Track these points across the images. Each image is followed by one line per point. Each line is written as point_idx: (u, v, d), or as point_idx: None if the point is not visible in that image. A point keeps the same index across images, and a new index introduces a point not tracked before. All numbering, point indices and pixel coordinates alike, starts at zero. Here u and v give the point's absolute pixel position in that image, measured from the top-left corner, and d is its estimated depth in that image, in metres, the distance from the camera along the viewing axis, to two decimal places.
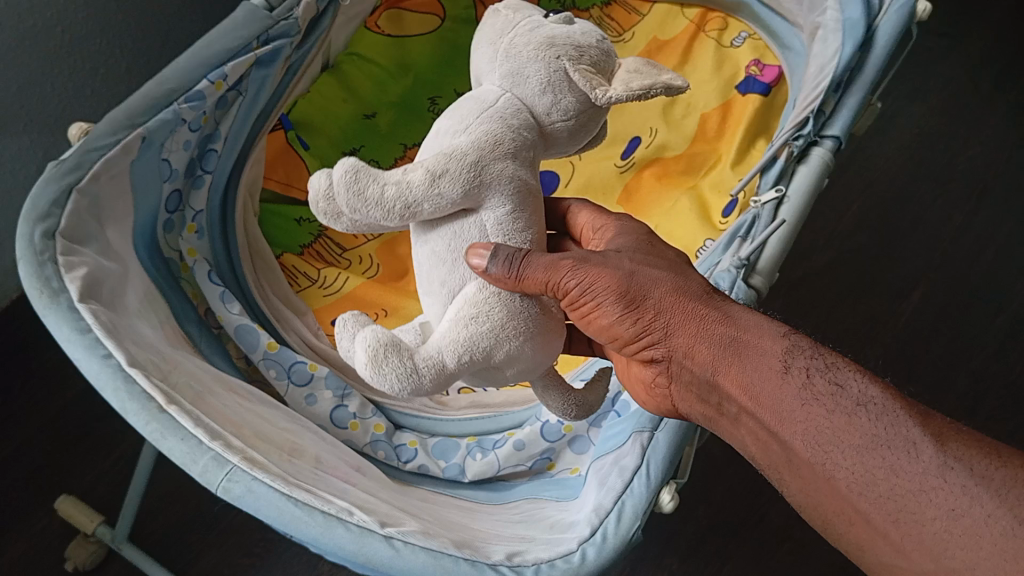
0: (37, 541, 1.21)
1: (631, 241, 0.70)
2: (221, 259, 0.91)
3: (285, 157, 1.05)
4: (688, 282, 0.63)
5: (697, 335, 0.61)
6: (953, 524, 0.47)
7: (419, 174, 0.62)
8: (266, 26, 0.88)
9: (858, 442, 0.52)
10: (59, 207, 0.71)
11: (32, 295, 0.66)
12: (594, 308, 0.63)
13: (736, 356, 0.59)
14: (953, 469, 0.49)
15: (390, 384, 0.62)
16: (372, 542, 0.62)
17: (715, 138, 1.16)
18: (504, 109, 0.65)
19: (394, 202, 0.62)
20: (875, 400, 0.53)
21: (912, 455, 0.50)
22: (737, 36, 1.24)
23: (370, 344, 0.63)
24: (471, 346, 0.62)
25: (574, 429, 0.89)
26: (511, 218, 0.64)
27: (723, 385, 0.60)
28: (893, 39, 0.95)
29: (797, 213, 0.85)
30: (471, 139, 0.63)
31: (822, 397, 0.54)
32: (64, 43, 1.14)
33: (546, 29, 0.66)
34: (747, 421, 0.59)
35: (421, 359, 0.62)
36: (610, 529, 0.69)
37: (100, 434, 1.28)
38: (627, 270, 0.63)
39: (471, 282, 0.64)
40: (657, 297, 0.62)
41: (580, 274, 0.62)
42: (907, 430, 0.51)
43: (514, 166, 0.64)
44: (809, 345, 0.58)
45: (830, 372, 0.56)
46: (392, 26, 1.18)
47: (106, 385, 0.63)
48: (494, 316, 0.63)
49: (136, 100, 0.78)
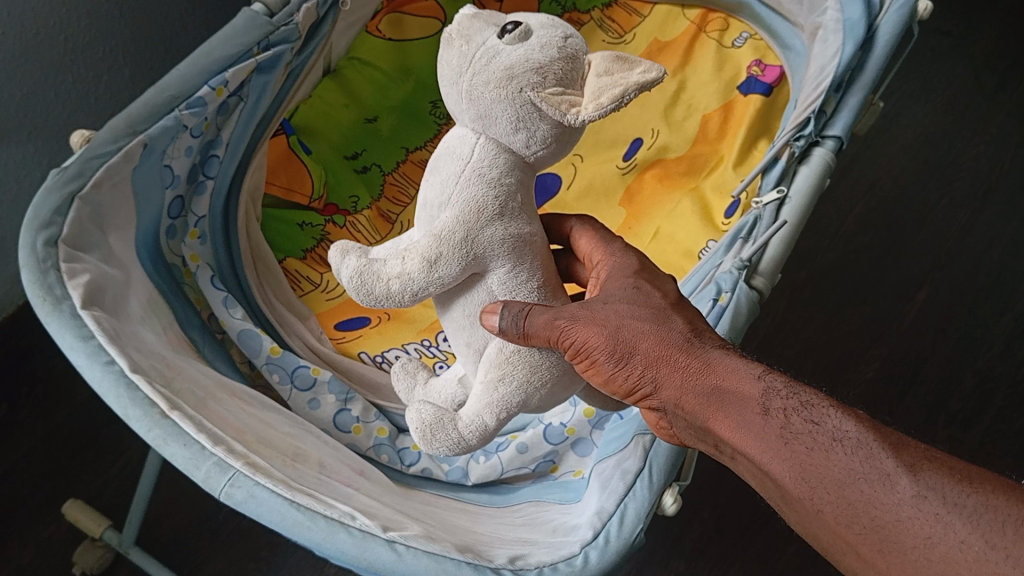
0: (45, 547, 1.21)
1: (620, 281, 0.67)
2: (223, 264, 0.91)
3: (287, 163, 1.03)
4: (668, 326, 0.61)
5: (683, 386, 0.59)
6: (930, 552, 0.46)
7: (416, 264, 0.66)
8: (266, 32, 0.89)
9: (836, 477, 0.50)
10: (61, 216, 0.71)
11: (35, 304, 0.66)
12: (592, 365, 0.63)
13: (720, 405, 0.57)
14: (927, 499, 0.47)
15: (445, 450, 0.73)
16: (374, 546, 0.62)
17: (717, 140, 1.16)
18: (480, 165, 0.66)
19: (402, 292, 0.67)
20: (850, 435, 0.51)
21: (887, 487, 0.48)
22: (738, 37, 1.24)
23: (417, 426, 0.72)
24: (505, 406, 0.69)
25: (576, 432, 0.88)
26: (515, 275, 0.68)
27: (716, 431, 0.58)
28: (893, 38, 0.95)
29: (798, 214, 0.85)
30: (455, 213, 0.66)
31: (799, 435, 0.52)
32: (67, 52, 1.15)
33: (503, 57, 0.64)
34: (744, 461, 0.57)
35: (464, 426, 0.71)
36: (613, 531, 0.69)
37: (107, 438, 1.28)
38: (614, 325, 0.62)
39: (492, 343, 0.70)
40: (644, 352, 0.61)
41: (575, 332, 0.63)
42: (881, 462, 0.49)
43: (503, 225, 0.66)
44: (784, 384, 0.56)
45: (806, 410, 0.54)
46: (394, 32, 1.17)
47: (109, 392, 0.63)
48: (518, 374, 0.69)
49: (137, 108, 0.78)
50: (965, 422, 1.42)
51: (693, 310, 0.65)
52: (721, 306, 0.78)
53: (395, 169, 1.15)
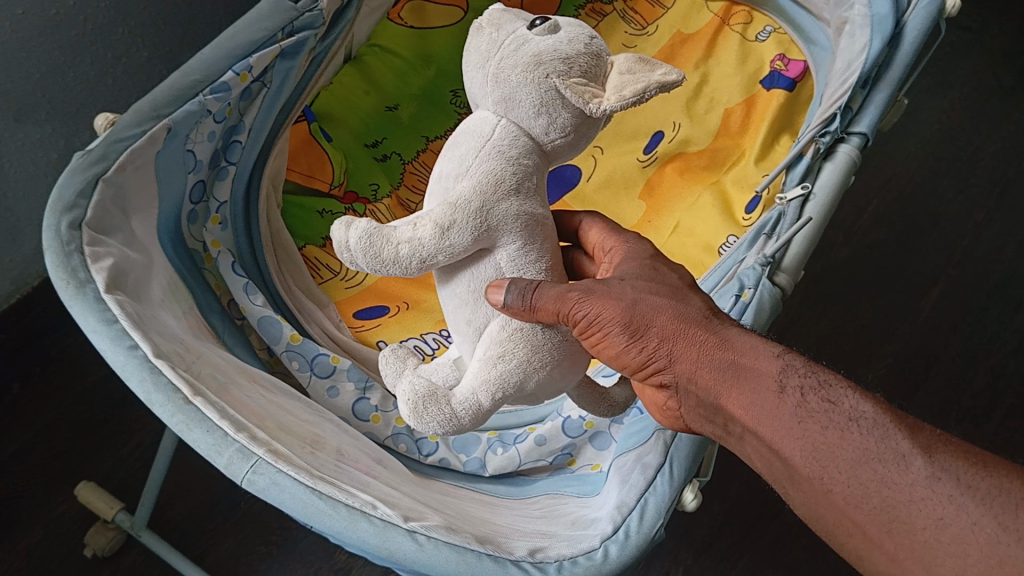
0: (55, 525, 1.22)
1: (635, 263, 0.69)
2: (244, 250, 0.91)
3: (307, 148, 1.04)
4: (686, 301, 0.63)
5: (698, 360, 0.60)
6: (941, 532, 0.47)
7: (428, 230, 0.64)
8: (290, 17, 0.89)
9: (849, 456, 0.52)
10: (84, 198, 0.71)
11: (58, 286, 0.66)
12: (602, 338, 0.63)
13: (735, 380, 0.59)
14: (941, 480, 0.48)
15: (434, 428, 0.68)
16: (395, 536, 0.62)
17: (738, 134, 1.16)
18: (501, 142, 0.66)
19: (410, 258, 0.64)
20: (866, 416, 0.53)
21: (901, 467, 0.50)
22: (762, 31, 1.24)
23: (408, 398, 0.68)
24: (502, 385, 0.67)
25: (596, 425, 0.88)
26: (524, 254, 0.67)
27: (728, 408, 0.59)
28: (921, 34, 0.94)
29: (823, 211, 0.85)
30: (473, 184, 0.65)
31: (816, 414, 0.54)
32: (86, 33, 1.14)
33: (532, 45, 0.65)
34: (753, 440, 0.58)
35: (459, 403, 0.68)
36: (633, 526, 0.69)
37: (120, 419, 1.29)
38: (631, 299, 0.62)
39: (495, 321, 0.68)
40: (660, 326, 0.62)
41: (589, 304, 0.62)
42: (896, 443, 0.51)
43: (518, 202, 0.66)
44: (803, 363, 0.58)
45: (823, 390, 0.55)
46: (415, 19, 1.17)
47: (133, 375, 0.63)
48: (519, 353, 0.67)
49: (161, 92, 0.78)
50: (977, 419, 1.41)
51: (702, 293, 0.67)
52: (744, 302, 0.77)
53: (415, 157, 1.14)
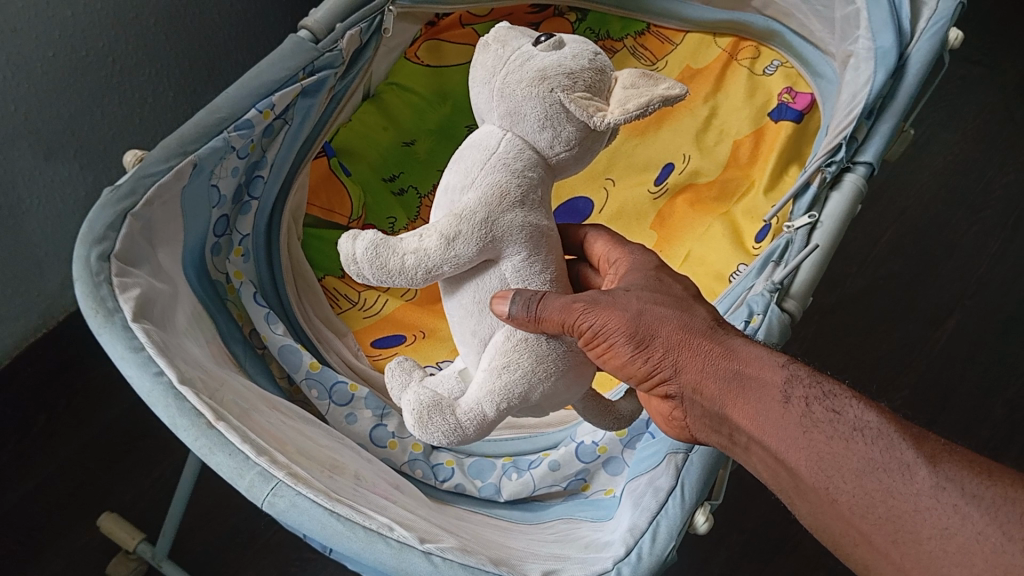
0: (79, 556, 1.24)
1: (640, 275, 0.71)
2: (265, 280, 0.93)
3: (328, 183, 1.08)
4: (691, 311, 0.66)
5: (703, 370, 0.62)
6: (947, 542, 0.50)
7: (434, 241, 0.67)
8: (311, 57, 0.92)
9: (854, 466, 0.54)
10: (114, 230, 0.74)
11: (88, 314, 0.69)
12: (608, 348, 0.65)
13: (741, 389, 0.61)
14: (946, 490, 0.51)
15: (439, 438, 0.71)
16: (411, 557, 0.63)
17: (748, 164, 1.18)
18: (506, 155, 0.69)
19: (416, 268, 0.67)
20: (871, 425, 0.55)
21: (907, 477, 0.52)
22: (770, 65, 1.26)
23: (414, 408, 0.71)
24: (507, 394, 0.68)
25: (608, 450, 0.88)
26: (528, 264, 0.70)
27: (733, 418, 0.61)
28: (924, 66, 0.96)
29: (830, 238, 0.86)
30: (478, 196, 0.68)
31: (821, 424, 0.56)
32: (113, 75, 1.18)
33: (537, 61, 0.68)
34: (759, 450, 0.60)
35: (463, 414, 0.70)
36: (645, 548, 0.70)
37: (143, 450, 1.31)
38: (635, 310, 0.65)
39: (500, 331, 0.70)
40: (665, 336, 0.64)
41: (593, 316, 0.65)
42: (901, 453, 0.53)
43: (523, 213, 0.69)
44: (808, 373, 0.60)
45: (828, 399, 0.58)
46: (432, 58, 1.21)
47: (158, 401, 0.65)
48: (523, 363, 0.69)
49: (188, 129, 0.82)
50: (995, 450, 1.41)
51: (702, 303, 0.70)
52: (755, 326, 0.79)
53: (432, 190, 1.16)
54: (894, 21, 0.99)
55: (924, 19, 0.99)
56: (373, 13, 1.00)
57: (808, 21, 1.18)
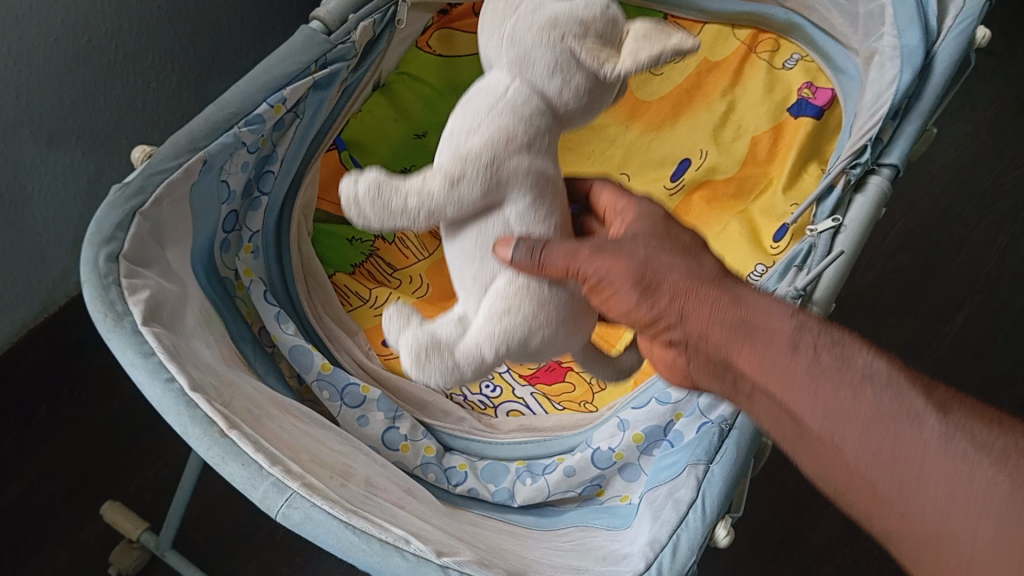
0: (82, 546, 1.22)
1: (647, 221, 0.68)
2: (275, 279, 0.91)
3: (338, 176, 1.05)
4: (698, 261, 0.63)
5: (710, 318, 0.60)
6: (955, 491, 0.47)
7: (437, 181, 0.63)
8: (323, 50, 0.89)
9: (862, 415, 0.52)
10: (123, 230, 0.72)
11: (97, 319, 0.67)
12: (611, 294, 0.63)
13: (747, 338, 0.58)
14: (955, 438, 0.49)
15: (434, 381, 0.65)
16: (428, 571, 0.62)
17: (766, 162, 1.16)
18: (514, 99, 0.65)
19: (418, 210, 0.63)
20: (880, 373, 0.53)
21: (916, 426, 0.50)
22: (789, 58, 1.24)
23: (410, 349, 0.64)
24: (506, 338, 0.63)
25: (625, 457, 0.86)
26: (534, 210, 0.65)
27: (738, 365, 0.59)
28: (951, 65, 0.94)
29: (854, 243, 0.84)
30: (485, 136, 0.64)
31: (829, 373, 0.54)
32: (118, 61, 1.16)
33: (548, 8, 0.65)
34: (763, 398, 0.58)
35: (461, 356, 0.64)
36: (665, 563, 0.68)
37: (146, 441, 1.30)
38: (641, 258, 0.62)
39: (501, 275, 0.65)
40: (673, 283, 0.61)
41: (597, 261, 0.62)
42: (911, 401, 0.51)
43: (530, 158, 0.65)
44: (817, 323, 0.58)
45: (837, 347, 0.56)
46: (443, 47, 1.19)
47: (169, 410, 0.64)
48: (525, 308, 0.63)
49: (198, 125, 0.79)
50: None
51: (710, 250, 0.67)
52: None
53: None
54: (921, 18, 0.97)
55: (951, 16, 0.97)
56: (386, 4, 0.98)
57: (830, 14, 1.16)
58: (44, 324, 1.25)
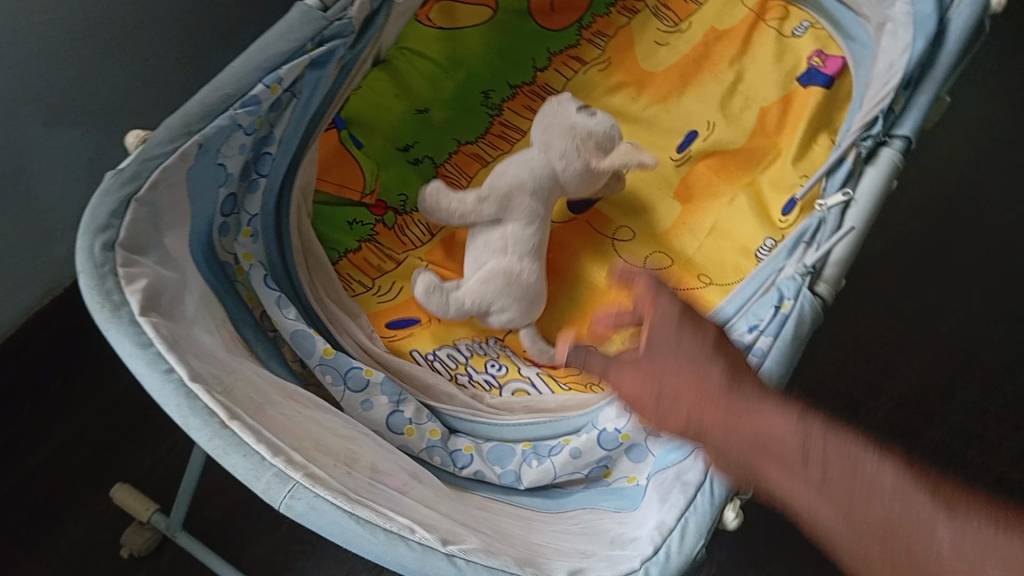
0: (95, 524, 1.23)
1: (670, 334, 0.62)
2: (276, 262, 0.90)
3: (338, 157, 1.03)
4: (706, 374, 0.60)
5: (727, 437, 0.58)
6: (960, 560, 0.48)
7: None
8: (320, 27, 0.87)
9: (877, 550, 0.50)
10: (118, 218, 0.71)
11: (94, 309, 0.66)
12: (647, 414, 0.62)
13: (763, 452, 0.56)
14: (967, 542, 0.48)
15: None
16: (434, 560, 0.62)
17: (775, 133, 1.14)
18: None
19: None
20: (890, 486, 0.52)
21: (930, 533, 0.49)
22: (799, 25, 1.21)
23: None
24: None
25: (631, 438, 0.85)
26: None
27: (762, 479, 0.56)
28: (966, 32, 0.92)
29: (865, 218, 0.82)
30: None
31: (839, 486, 0.52)
32: (117, 36, 1.13)
33: None
34: (782, 508, 0.55)
35: None
36: (673, 546, 0.67)
37: (156, 419, 1.30)
38: (675, 369, 0.61)
39: None
40: (699, 418, 0.59)
41: (653, 369, 0.62)
42: (920, 508, 0.50)
43: None
44: (822, 420, 0.56)
45: (846, 453, 0.54)
46: (444, 20, 1.14)
47: (169, 400, 0.63)
48: None
49: (192, 108, 0.77)
50: None
51: (733, 350, 0.62)
52: (785, 314, 0.77)
53: (448, 159, 1.13)
54: None
55: None
56: None
57: None
58: (55, 301, 1.23)
